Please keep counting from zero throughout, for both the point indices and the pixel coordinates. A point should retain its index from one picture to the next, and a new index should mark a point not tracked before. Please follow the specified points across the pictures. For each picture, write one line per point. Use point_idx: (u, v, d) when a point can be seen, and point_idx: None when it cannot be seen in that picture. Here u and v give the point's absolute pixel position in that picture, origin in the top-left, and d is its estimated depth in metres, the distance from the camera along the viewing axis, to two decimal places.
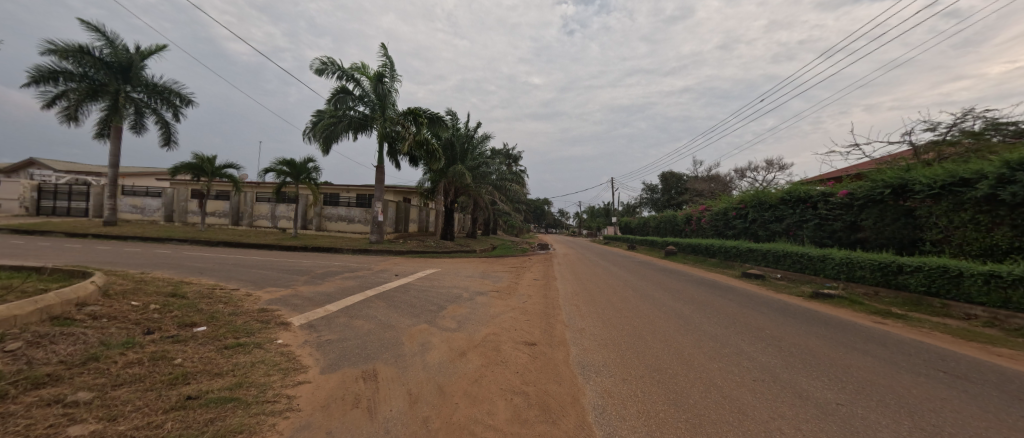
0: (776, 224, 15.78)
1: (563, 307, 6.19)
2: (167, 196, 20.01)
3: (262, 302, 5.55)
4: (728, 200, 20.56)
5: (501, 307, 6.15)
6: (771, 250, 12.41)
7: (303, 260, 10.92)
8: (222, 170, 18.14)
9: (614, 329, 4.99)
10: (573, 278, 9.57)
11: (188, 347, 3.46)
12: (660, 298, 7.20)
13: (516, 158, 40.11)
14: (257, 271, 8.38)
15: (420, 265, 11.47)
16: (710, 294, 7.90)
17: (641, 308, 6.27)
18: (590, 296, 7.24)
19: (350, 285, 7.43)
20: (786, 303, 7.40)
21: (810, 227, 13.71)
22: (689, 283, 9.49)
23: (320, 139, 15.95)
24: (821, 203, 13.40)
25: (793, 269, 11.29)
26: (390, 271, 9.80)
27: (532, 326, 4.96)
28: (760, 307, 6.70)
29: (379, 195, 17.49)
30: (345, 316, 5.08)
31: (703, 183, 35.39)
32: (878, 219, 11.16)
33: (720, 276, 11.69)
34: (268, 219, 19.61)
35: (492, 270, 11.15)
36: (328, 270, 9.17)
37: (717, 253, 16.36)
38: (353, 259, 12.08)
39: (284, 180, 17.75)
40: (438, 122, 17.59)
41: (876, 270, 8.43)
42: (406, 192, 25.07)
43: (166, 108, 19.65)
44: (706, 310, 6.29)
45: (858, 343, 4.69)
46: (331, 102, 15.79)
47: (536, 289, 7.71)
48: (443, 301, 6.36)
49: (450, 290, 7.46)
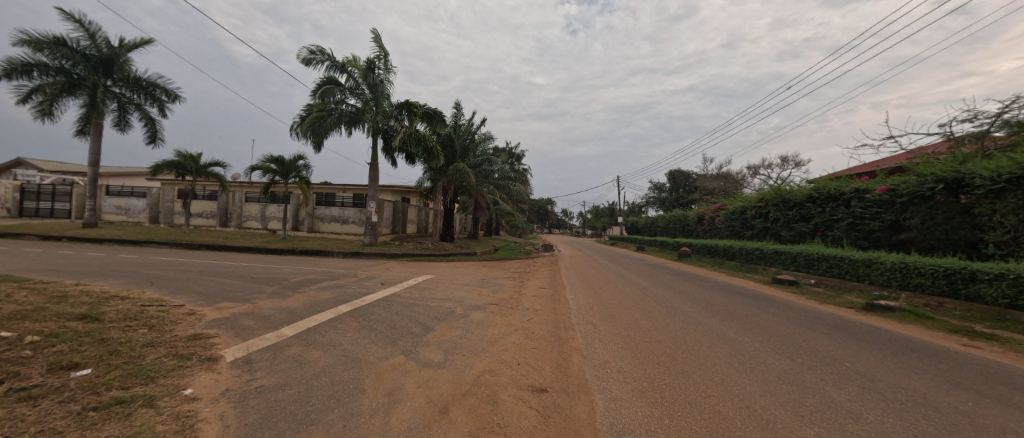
0: (802, 223, 14.52)
1: (577, 328, 5.01)
2: (152, 196, 19.11)
3: (201, 324, 4.44)
4: (746, 198, 19.28)
5: (502, 327, 4.99)
6: (803, 253, 11.16)
7: (283, 265, 9.85)
8: (208, 167, 17.11)
9: (648, 361, 3.84)
10: (585, 287, 8.44)
11: (34, 410, 2.33)
12: (691, 313, 6.05)
13: (519, 157, 38.99)
14: (222, 280, 7.32)
15: (413, 271, 10.34)
16: (747, 307, 6.70)
17: (673, 328, 5.11)
18: (608, 312, 6.06)
19: (325, 298, 6.32)
20: (842, 318, 6.20)
21: (842, 227, 12.46)
22: (715, 292, 8.29)
23: (308, 135, 14.82)
24: (854, 200, 12.13)
25: (830, 275, 10.02)
26: (378, 278, 8.69)
27: (540, 360, 3.79)
28: (816, 326, 5.49)
29: (372, 195, 16.39)
30: (300, 345, 3.96)
31: (713, 181, 34.02)
32: (927, 218, 9.84)
33: (748, 283, 10.43)
34: (257, 220, 18.60)
35: (492, 276, 9.98)
36: (305, 278, 8.07)
37: (737, 256, 15.18)
38: (340, 264, 11.00)
39: (271, 179, 16.72)
40: (436, 117, 16.58)
41: (940, 278, 7.14)
42: (404, 191, 24.00)
43: (150, 103, 18.74)
44: (753, 330, 5.09)
45: (983, 385, 3.44)
46: (319, 93, 14.61)
47: (544, 302, 6.55)
48: (429, 320, 5.21)
49: (441, 303, 6.30)
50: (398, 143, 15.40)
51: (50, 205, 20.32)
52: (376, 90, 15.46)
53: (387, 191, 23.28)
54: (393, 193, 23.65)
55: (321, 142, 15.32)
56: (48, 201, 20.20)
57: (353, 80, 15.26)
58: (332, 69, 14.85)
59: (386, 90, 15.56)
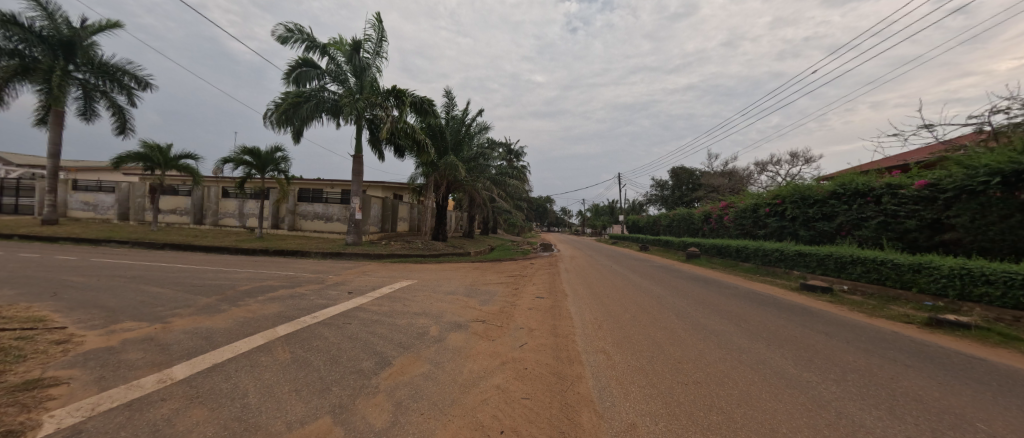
0: (823, 222, 13.33)
1: (585, 360, 3.76)
2: (121, 191, 17.74)
3: (60, 362, 3.18)
4: (758, 195, 18.10)
5: (485, 360, 3.71)
6: (833, 256, 9.95)
7: (242, 269, 8.56)
8: (178, 160, 15.77)
9: (694, 420, 2.57)
10: (591, 296, 7.21)
11: None
12: (727, 334, 4.83)
13: (518, 153, 37.67)
14: (151, 289, 6.03)
15: (393, 276, 9.07)
16: (790, 323, 5.46)
17: (709, 358, 3.85)
18: (622, 333, 4.82)
19: (268, 313, 5.06)
20: (914, 339, 4.98)
21: (872, 226, 11.27)
22: (741, 303, 7.07)
23: (281, 122, 13.41)
24: (887, 196, 10.95)
25: (867, 281, 8.81)
26: (348, 285, 7.43)
27: (532, 424, 2.52)
28: (890, 351, 4.24)
29: (356, 190, 15.10)
30: (180, 400, 2.68)
31: (719, 178, 32.87)
32: (978, 216, 8.49)
33: (774, 289, 9.21)
34: (234, 217, 17.30)
35: (483, 282, 8.72)
36: (259, 285, 6.79)
37: (752, 257, 14.06)
38: (312, 267, 9.73)
39: (247, 172, 15.36)
40: (426, 106, 15.14)
41: (1017, 288, 5.71)
42: (396, 188, 22.76)
43: (118, 89, 17.47)
44: (815, 362, 3.83)
45: None
46: (293, 75, 13.18)
47: (540, 318, 5.31)
48: (390, 348, 3.93)
49: (412, 320, 5.03)
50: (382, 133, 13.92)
51: (14, 200, 18.99)
52: (360, 74, 14.08)
53: (377, 187, 22.00)
54: (383, 190, 22.38)
55: (297, 131, 13.90)
56: (12, 197, 18.86)
57: (334, 63, 13.89)
58: (311, 50, 13.47)
59: (371, 74, 14.14)
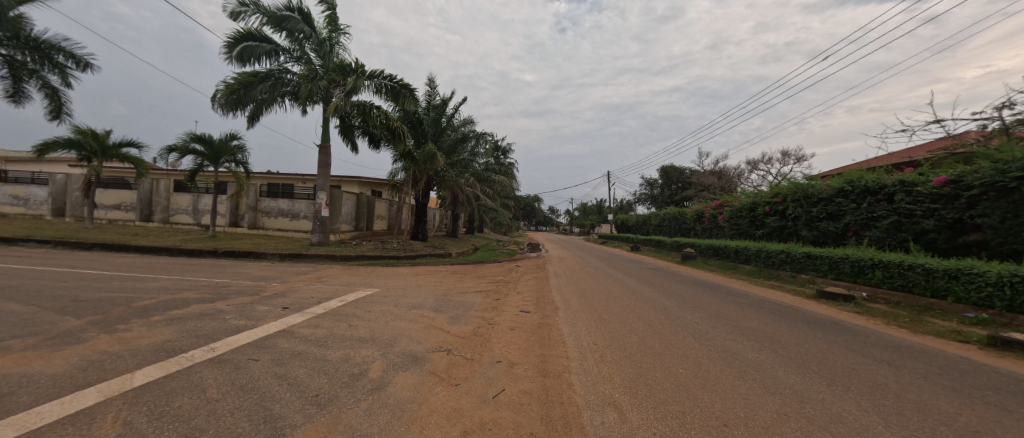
0: (827, 222, 12.61)
1: (588, 421, 2.55)
2: (55, 183, 15.38)
3: None
4: (755, 193, 17.34)
5: (436, 428, 2.41)
6: (850, 259, 9.13)
7: (163, 276, 6.95)
8: (117, 148, 13.76)
9: None
10: (586, 310, 6.04)
11: None
12: (767, 368, 3.72)
13: (506, 150, 36.43)
14: (0, 308, 4.40)
15: (353, 284, 7.65)
16: (832, 348, 4.46)
17: (763, 415, 2.71)
18: (633, 365, 3.65)
19: (146, 343, 3.58)
20: (998, 371, 3.96)
21: (884, 227, 10.56)
22: (762, 316, 6.02)
23: (231, 104, 11.65)
24: (901, 194, 10.21)
25: (891, 287, 8.00)
26: (289, 297, 5.99)
27: None
28: (990, 397, 3.20)
29: (323, 184, 13.53)
30: None
31: (709, 177, 32.42)
32: (1008, 216, 7.72)
33: (787, 297, 8.25)
34: (188, 214, 15.49)
35: (459, 291, 7.40)
36: (166, 299, 5.24)
37: (753, 259, 13.24)
38: (259, 273, 8.18)
39: (198, 163, 13.58)
40: (400, 91, 13.74)
41: None
42: (374, 183, 21.28)
43: (48, 69, 14.78)
44: (908, 419, 2.75)
45: None
46: (236, 51, 11.38)
47: (525, 346, 4.09)
48: (300, 408, 2.56)
49: (350, 352, 3.69)
50: (334, 108, 12.18)
51: None
52: (324, 55, 12.71)
53: (354, 183, 20.44)
54: (359, 186, 20.77)
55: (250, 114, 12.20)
56: None
57: (293, 41, 12.39)
58: (264, 24, 11.86)
59: (337, 55, 12.87)
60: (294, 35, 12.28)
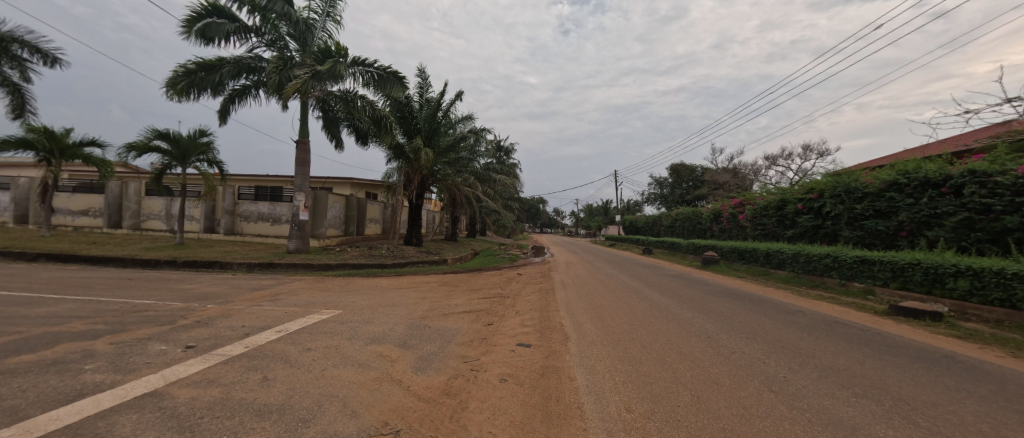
0: (876, 220, 10.93)
1: None
2: (18, 188, 14.23)
3: None
4: (782, 189, 15.70)
5: None
6: (923, 264, 7.46)
7: (75, 297, 5.58)
8: (77, 148, 12.55)
9: None
10: (607, 341, 4.51)
11: None
12: None
13: (508, 149, 34.99)
14: None
15: (313, 304, 6.19)
16: (1000, 414, 2.86)
17: None
18: None
19: None
20: None
21: (953, 225, 8.87)
22: (846, 348, 4.46)
23: (183, 86, 10.22)
24: (973, 185, 8.54)
25: (987, 302, 6.31)
26: (213, 326, 4.53)
27: None
28: None
29: (301, 184, 12.15)
30: None
31: (723, 174, 30.66)
32: None
33: (851, 314, 6.62)
34: (160, 219, 14.25)
35: (443, 312, 5.89)
36: (30, 335, 3.82)
37: (790, 263, 11.62)
38: (204, 289, 6.77)
39: (166, 163, 12.32)
40: (388, 79, 12.38)
41: None
42: (368, 185, 19.98)
43: (8, 64, 13.67)
44: None
45: None
46: (197, 27, 10.08)
47: (521, 424, 2.52)
48: None
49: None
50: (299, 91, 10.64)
51: None
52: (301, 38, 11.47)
53: (345, 185, 19.15)
54: (352, 188, 19.51)
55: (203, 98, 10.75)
56: None
57: (267, 21, 11.15)
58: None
59: (317, 39, 11.61)
60: (267, 15, 11.04)
